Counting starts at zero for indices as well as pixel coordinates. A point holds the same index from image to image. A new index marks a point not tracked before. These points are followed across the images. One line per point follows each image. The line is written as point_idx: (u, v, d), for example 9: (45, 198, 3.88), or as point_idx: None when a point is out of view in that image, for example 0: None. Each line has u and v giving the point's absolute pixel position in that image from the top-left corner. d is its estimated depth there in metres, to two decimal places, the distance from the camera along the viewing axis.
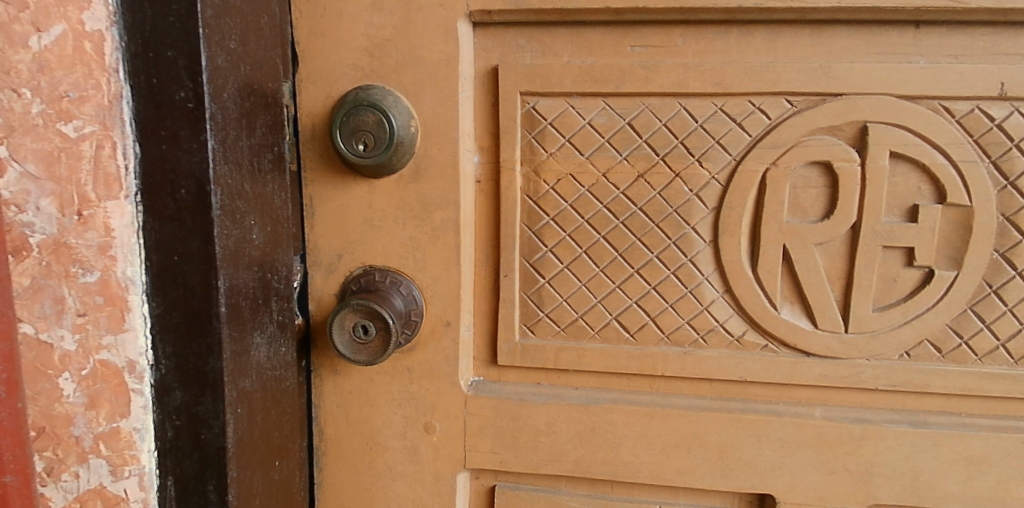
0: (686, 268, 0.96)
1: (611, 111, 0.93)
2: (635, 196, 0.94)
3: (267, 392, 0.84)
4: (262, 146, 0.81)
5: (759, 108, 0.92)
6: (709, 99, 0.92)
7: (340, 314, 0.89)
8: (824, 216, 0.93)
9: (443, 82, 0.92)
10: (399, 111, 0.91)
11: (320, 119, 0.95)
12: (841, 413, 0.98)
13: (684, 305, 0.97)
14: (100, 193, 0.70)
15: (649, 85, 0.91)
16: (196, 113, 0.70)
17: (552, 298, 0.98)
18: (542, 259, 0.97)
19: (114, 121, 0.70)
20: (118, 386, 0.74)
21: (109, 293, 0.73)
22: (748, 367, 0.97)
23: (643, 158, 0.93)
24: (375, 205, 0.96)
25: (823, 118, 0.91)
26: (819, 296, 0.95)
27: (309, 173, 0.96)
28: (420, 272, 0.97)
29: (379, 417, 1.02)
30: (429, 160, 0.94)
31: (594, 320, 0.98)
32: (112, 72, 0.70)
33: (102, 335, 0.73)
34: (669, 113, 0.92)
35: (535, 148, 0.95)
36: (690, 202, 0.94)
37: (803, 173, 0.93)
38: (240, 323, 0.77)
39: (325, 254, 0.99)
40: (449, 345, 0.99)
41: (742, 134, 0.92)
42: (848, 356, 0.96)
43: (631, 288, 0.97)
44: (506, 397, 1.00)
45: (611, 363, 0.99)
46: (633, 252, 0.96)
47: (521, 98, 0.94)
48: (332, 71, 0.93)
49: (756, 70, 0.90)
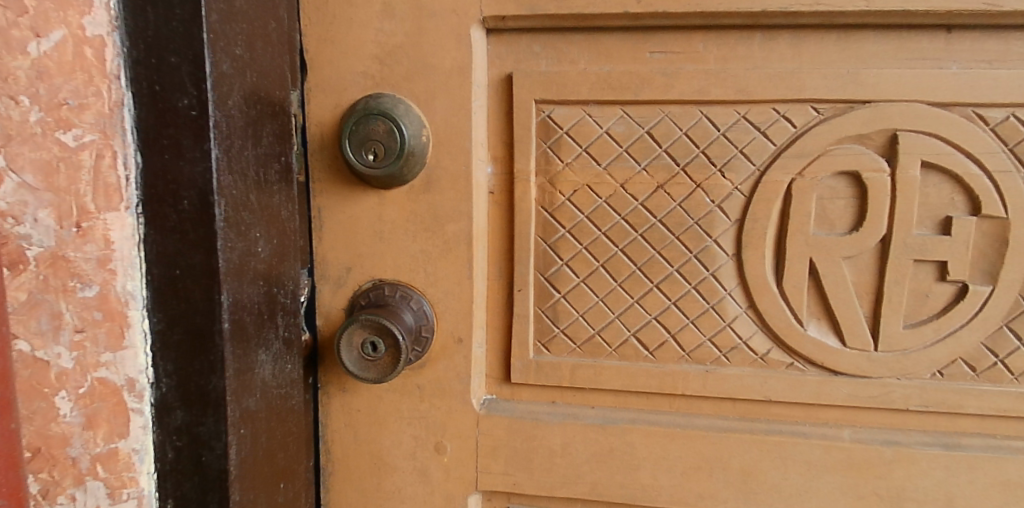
0: (708, 283, 0.92)
1: (629, 120, 0.90)
2: (654, 208, 0.91)
3: (272, 411, 0.81)
4: (269, 156, 0.78)
5: (784, 116, 0.88)
6: (732, 107, 0.88)
7: (349, 330, 0.86)
8: (852, 228, 0.90)
9: (455, 90, 0.89)
10: (410, 120, 0.88)
11: (329, 128, 0.92)
12: (870, 435, 0.94)
13: (706, 321, 0.93)
14: (100, 205, 0.68)
15: (670, 93, 0.88)
16: (200, 121, 0.67)
17: (568, 313, 0.94)
18: (557, 273, 0.93)
19: (115, 129, 0.68)
20: (118, 405, 0.71)
21: (109, 308, 0.70)
22: (773, 386, 0.93)
23: (663, 168, 0.90)
24: (385, 217, 0.93)
25: (851, 126, 0.87)
26: (848, 312, 0.91)
27: (317, 184, 0.93)
28: (431, 286, 0.93)
29: (388, 436, 0.98)
30: (440, 170, 0.91)
31: (612, 337, 0.94)
32: (114, 79, 0.67)
33: (101, 352, 0.70)
34: (690, 121, 0.89)
35: (550, 158, 0.91)
36: (712, 214, 0.90)
37: (831, 184, 0.89)
38: (243, 340, 0.74)
39: (334, 268, 0.96)
40: (461, 362, 0.95)
41: (766, 143, 0.89)
42: (877, 374, 0.92)
43: (650, 304, 0.93)
44: (520, 416, 0.96)
45: (629, 381, 0.95)
46: (652, 265, 0.92)
47: (536, 106, 0.91)
48: (341, 79, 0.91)
49: (781, 77, 0.87)
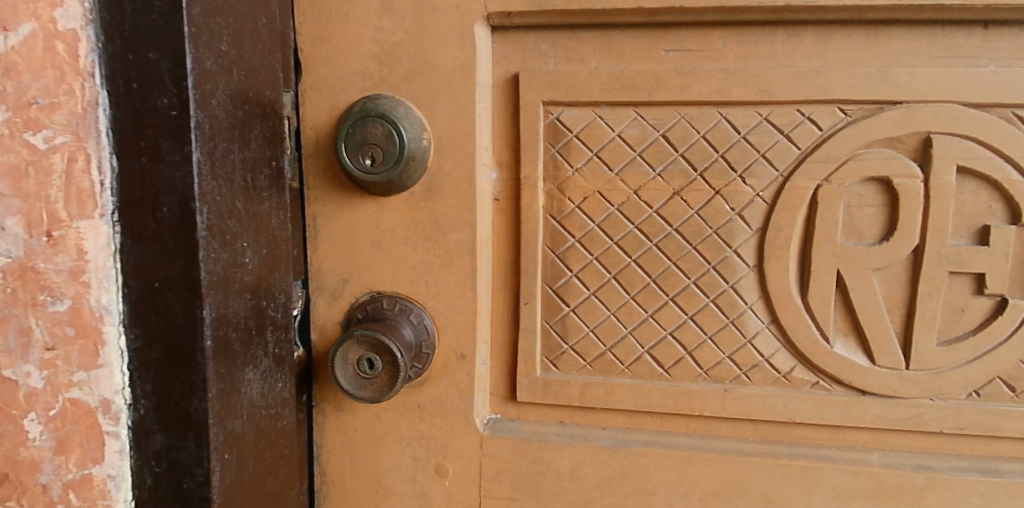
0: (728, 296, 0.86)
1: (643, 122, 0.84)
2: (670, 216, 0.85)
3: (260, 434, 0.75)
4: (258, 160, 0.73)
5: (809, 118, 0.82)
6: (753, 108, 0.83)
7: (344, 346, 0.81)
8: (881, 239, 0.84)
9: (458, 90, 0.84)
10: (409, 123, 0.83)
11: (325, 131, 0.87)
12: (901, 460, 0.87)
13: (726, 337, 0.87)
14: (72, 212, 0.62)
15: (686, 93, 0.83)
16: (180, 122, 0.62)
17: (578, 328, 0.89)
18: (566, 285, 0.88)
19: (89, 131, 0.62)
20: (91, 428, 0.66)
21: (82, 324, 0.64)
22: (797, 406, 0.87)
23: (680, 174, 0.84)
24: (384, 225, 0.88)
25: (880, 129, 0.82)
26: (877, 328, 0.85)
27: (312, 191, 0.88)
28: (432, 298, 0.88)
29: (386, 458, 0.92)
30: (442, 176, 0.86)
31: (624, 354, 0.89)
32: (87, 76, 0.62)
33: (73, 371, 0.64)
34: (708, 124, 0.83)
35: (559, 163, 0.86)
36: (732, 222, 0.84)
37: (859, 191, 0.83)
38: (228, 358, 0.69)
39: (329, 279, 0.90)
40: (463, 380, 0.89)
41: (790, 146, 0.83)
42: (909, 395, 0.86)
43: (665, 319, 0.87)
44: (526, 437, 0.91)
45: (643, 401, 0.89)
46: (667, 278, 0.86)
47: (544, 108, 0.86)
48: (338, 79, 0.86)
49: (806, 76, 0.81)
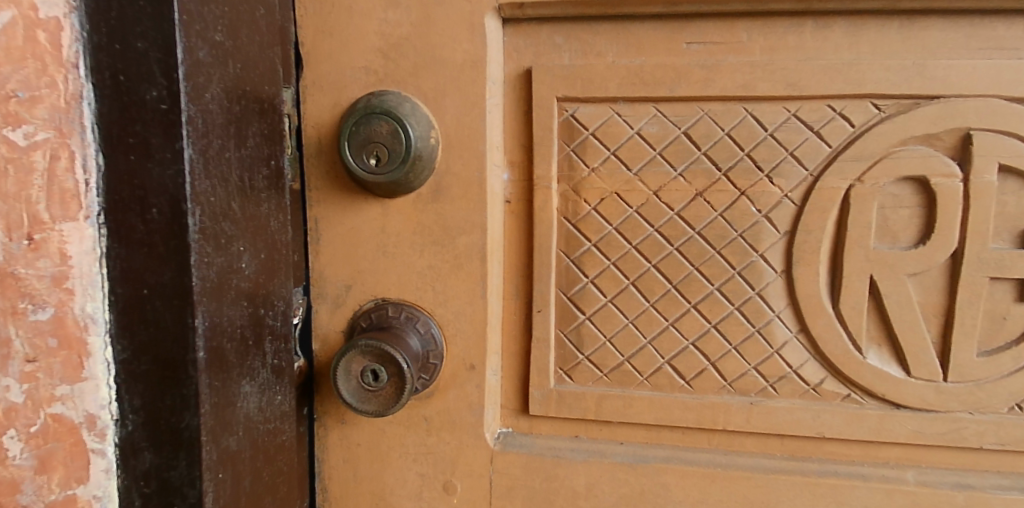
0: (754, 304, 0.81)
1: (663, 119, 0.80)
2: (692, 218, 0.80)
3: (257, 451, 0.71)
4: (256, 159, 0.69)
5: (840, 114, 0.78)
6: (781, 103, 0.78)
7: (347, 357, 0.76)
8: (917, 242, 0.79)
9: (467, 86, 0.79)
10: (416, 120, 0.78)
11: (327, 129, 0.82)
12: (938, 478, 0.82)
13: (752, 347, 0.82)
14: (55, 213, 0.57)
15: (710, 88, 0.78)
16: (171, 116, 0.58)
17: (594, 338, 0.84)
18: (581, 292, 0.83)
19: (73, 126, 0.58)
20: (75, 446, 0.61)
21: (65, 334, 0.59)
22: (828, 421, 0.82)
23: (703, 173, 0.79)
24: (389, 229, 0.83)
25: (916, 125, 0.77)
26: (913, 337, 0.80)
27: (314, 193, 0.84)
28: (440, 306, 0.83)
29: (392, 475, 0.88)
30: (451, 176, 0.81)
31: (643, 365, 0.84)
32: (71, 67, 0.57)
33: (56, 385, 0.59)
34: (733, 120, 0.79)
35: (574, 162, 0.81)
36: (759, 225, 0.79)
37: (894, 191, 0.78)
38: (222, 370, 0.64)
39: (332, 286, 0.86)
40: (473, 392, 0.84)
41: (821, 144, 0.78)
42: (947, 409, 0.80)
43: (687, 328, 0.82)
44: (539, 453, 0.86)
45: (663, 415, 0.84)
46: (689, 284, 0.81)
47: (558, 105, 0.81)
48: (341, 75, 0.81)
49: (837, 70, 0.77)
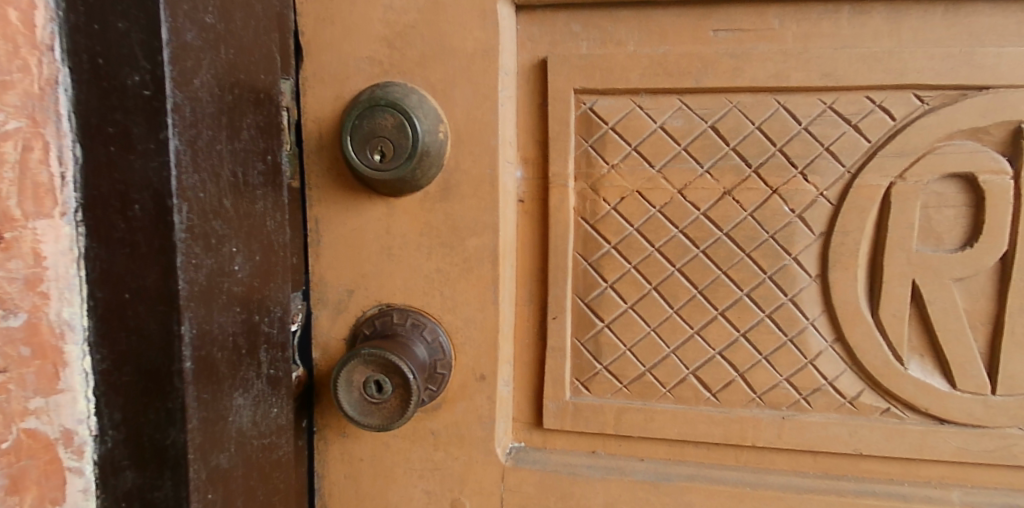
0: (787, 310, 0.75)
1: (689, 112, 0.74)
2: (720, 219, 0.74)
3: (251, 469, 0.65)
4: (251, 153, 0.63)
5: (880, 106, 0.72)
6: (816, 95, 0.72)
7: (348, 366, 0.71)
8: (963, 244, 0.73)
9: (478, 76, 0.74)
10: (423, 113, 0.73)
11: (329, 124, 0.77)
12: (985, 498, 0.76)
13: (784, 357, 0.76)
14: (28, 210, 0.52)
15: (740, 78, 0.72)
16: (154, 103, 0.52)
17: (613, 347, 0.78)
18: (600, 298, 0.77)
19: (48, 114, 0.53)
20: (50, 464, 0.56)
21: (38, 342, 0.54)
22: (865, 436, 0.76)
23: (732, 170, 0.74)
24: (394, 230, 0.78)
25: (963, 118, 0.71)
26: (959, 347, 0.74)
27: (314, 191, 0.79)
28: (448, 312, 0.78)
29: (396, 491, 0.82)
30: (461, 174, 0.76)
31: (666, 376, 0.78)
32: (46, 50, 0.52)
33: (29, 397, 0.54)
34: (764, 113, 0.73)
35: (593, 159, 0.76)
36: (792, 225, 0.74)
37: (938, 189, 0.73)
38: (212, 382, 0.59)
39: (333, 290, 0.81)
40: (483, 404, 0.79)
41: (859, 139, 0.72)
42: (996, 424, 0.74)
43: (713, 337, 0.76)
44: (554, 470, 0.80)
45: (687, 429, 0.78)
46: (716, 289, 0.76)
47: (575, 97, 0.76)
48: (344, 65, 0.76)
49: (877, 58, 0.71)
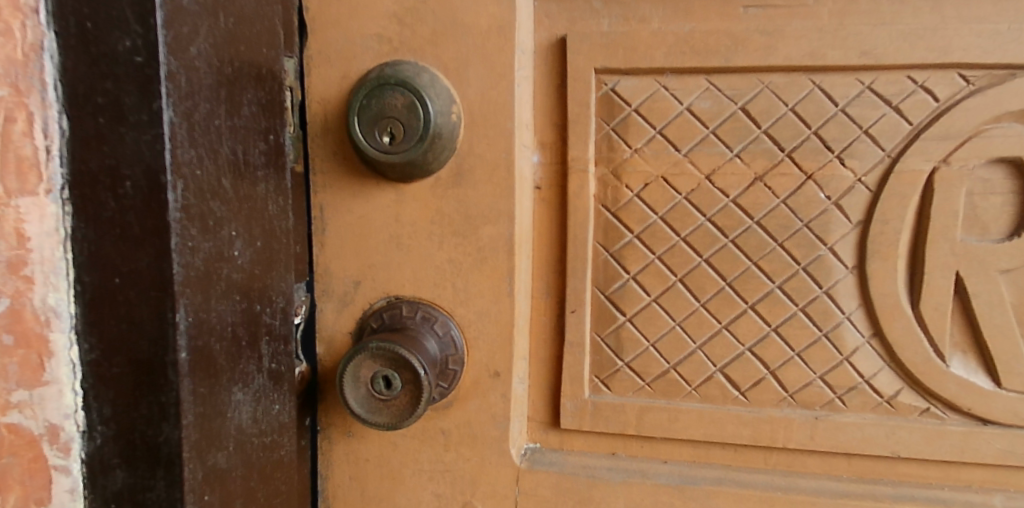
0: (821, 304, 0.71)
1: (717, 93, 0.70)
2: (750, 206, 0.70)
3: (251, 469, 0.61)
4: (251, 131, 0.59)
5: (922, 86, 0.67)
6: (853, 75, 0.68)
7: (355, 361, 0.67)
8: (1011, 234, 0.68)
9: (492, 55, 0.70)
10: (435, 93, 0.69)
11: (335, 105, 0.73)
12: None
13: (817, 354, 0.71)
14: (9, 187, 0.49)
15: (772, 57, 0.68)
16: (147, 71, 0.48)
17: (635, 342, 0.74)
18: (621, 290, 0.73)
19: (32, 83, 0.49)
20: (34, 463, 0.52)
21: (22, 331, 0.50)
22: (904, 439, 0.71)
23: (763, 154, 0.69)
24: (404, 218, 0.74)
25: (1013, 98, 0.66)
26: (1005, 343, 0.69)
27: (319, 176, 0.75)
28: (461, 305, 0.74)
29: (404, 494, 0.78)
30: (475, 158, 0.71)
31: (692, 373, 0.73)
32: (29, 13, 0.48)
33: (12, 390, 0.50)
34: (798, 93, 0.69)
35: (614, 142, 0.72)
36: (828, 213, 0.69)
37: (984, 175, 0.68)
38: (209, 375, 0.55)
39: (339, 282, 0.76)
40: (497, 402, 0.74)
41: (899, 121, 0.68)
42: None
43: (743, 332, 0.72)
44: (572, 472, 0.75)
45: (713, 430, 0.74)
46: (746, 281, 0.71)
47: (596, 78, 0.71)
48: (351, 44, 0.72)
49: (919, 35, 0.66)
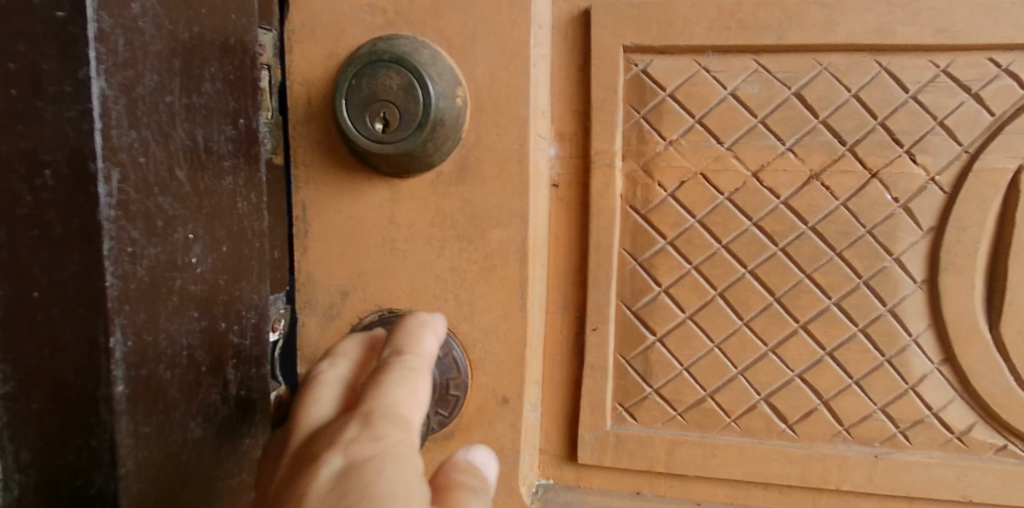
0: (885, 324, 0.61)
1: (767, 76, 0.60)
2: (804, 209, 0.60)
3: None
4: (216, 112, 0.49)
5: (1008, 70, 0.57)
6: (927, 56, 0.58)
7: None
8: None
9: (504, 28, 0.60)
10: (437, 72, 0.58)
11: (321, 86, 0.63)
12: None
13: (880, 382, 0.61)
14: None
15: (831, 34, 0.58)
16: (70, 30, 0.39)
17: (667, 366, 0.64)
18: (651, 305, 0.63)
19: None
20: None
21: None
22: (978, 481, 0.61)
23: (820, 149, 0.60)
24: (398, 219, 0.63)
25: None
26: None
27: (302, 170, 0.64)
28: (464, 321, 0.63)
29: None
30: (482, 150, 0.61)
31: (732, 403, 0.63)
32: None
33: None
34: (862, 77, 0.59)
35: (645, 133, 0.62)
36: (895, 218, 0.59)
37: None
38: (156, 411, 0.45)
39: (323, 292, 0.66)
40: (504, 434, 0.64)
41: (980, 111, 0.58)
42: None
43: (793, 356, 0.62)
44: None
45: (756, 468, 0.64)
46: (798, 297, 0.61)
47: (624, 57, 0.61)
48: (339, 15, 0.62)
49: (1005, 10, 0.56)
